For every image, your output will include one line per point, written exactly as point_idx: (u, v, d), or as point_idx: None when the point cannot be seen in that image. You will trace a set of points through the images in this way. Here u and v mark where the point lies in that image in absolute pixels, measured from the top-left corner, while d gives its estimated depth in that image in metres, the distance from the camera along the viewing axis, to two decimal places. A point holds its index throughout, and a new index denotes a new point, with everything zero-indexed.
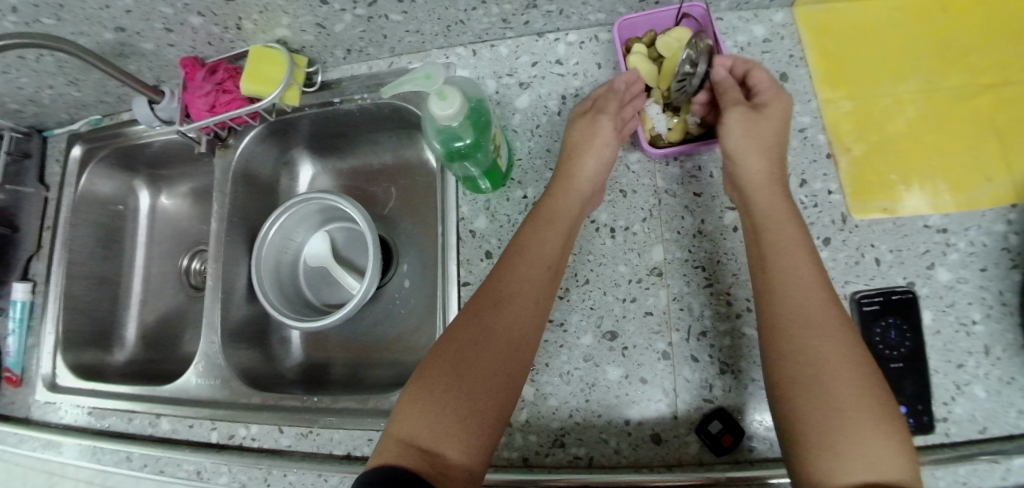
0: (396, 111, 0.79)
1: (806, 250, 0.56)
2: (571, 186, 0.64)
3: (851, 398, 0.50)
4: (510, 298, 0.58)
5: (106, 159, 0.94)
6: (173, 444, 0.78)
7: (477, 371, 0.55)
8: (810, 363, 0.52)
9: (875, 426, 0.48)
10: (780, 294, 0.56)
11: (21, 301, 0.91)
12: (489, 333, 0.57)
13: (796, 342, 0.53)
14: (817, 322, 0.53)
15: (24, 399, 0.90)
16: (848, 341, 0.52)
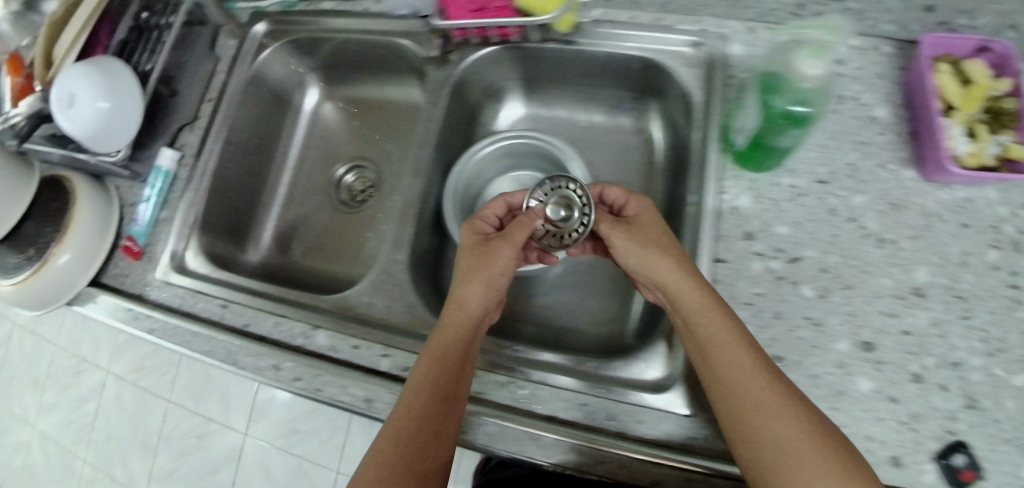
0: (644, 70, 0.73)
1: (703, 301, 0.55)
2: (461, 306, 0.61)
3: (790, 457, 0.49)
4: (412, 397, 0.56)
5: (292, 46, 0.86)
6: (328, 361, 0.69)
7: (403, 448, 0.54)
8: (752, 425, 0.50)
9: (842, 485, 0.46)
10: (693, 345, 0.55)
11: (166, 169, 0.82)
12: (414, 415, 0.55)
13: (729, 391, 0.52)
14: (740, 370, 0.52)
15: (144, 275, 0.82)
16: (780, 396, 0.51)
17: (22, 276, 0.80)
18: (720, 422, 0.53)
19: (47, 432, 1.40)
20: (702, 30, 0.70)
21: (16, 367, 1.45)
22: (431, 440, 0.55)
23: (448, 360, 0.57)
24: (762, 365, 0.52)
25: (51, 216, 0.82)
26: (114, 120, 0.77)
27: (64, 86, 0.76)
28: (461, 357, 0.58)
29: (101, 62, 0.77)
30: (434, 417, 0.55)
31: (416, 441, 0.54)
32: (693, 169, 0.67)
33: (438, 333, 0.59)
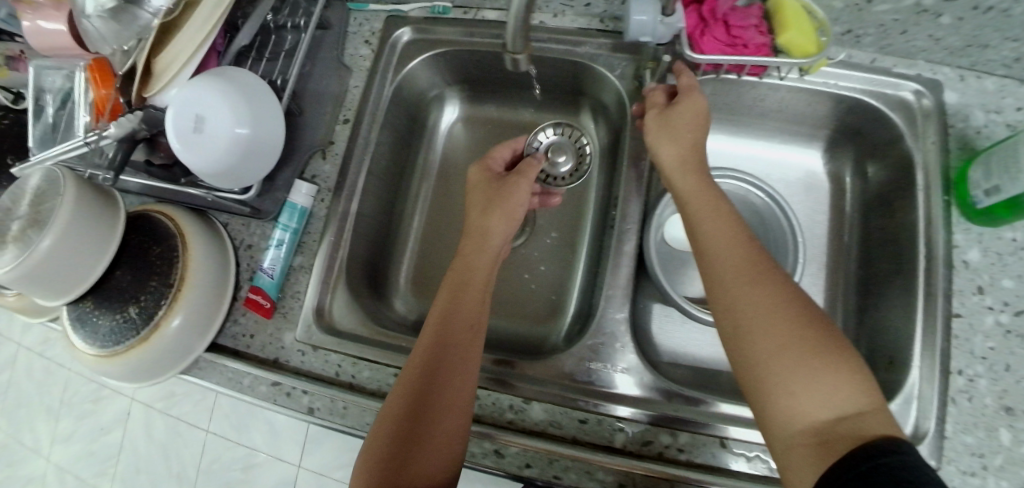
0: (849, 109, 0.71)
1: (722, 218, 0.54)
2: (480, 248, 0.62)
3: (773, 353, 0.46)
4: (428, 362, 0.56)
5: (441, 60, 0.75)
6: (554, 440, 0.60)
7: (433, 412, 0.54)
8: (733, 323, 0.49)
9: (835, 377, 0.45)
10: (702, 261, 0.53)
11: (300, 206, 0.68)
12: (439, 381, 0.55)
13: (723, 293, 0.50)
14: (729, 277, 0.51)
15: (278, 336, 0.68)
16: (774, 295, 0.49)
17: (127, 346, 0.64)
18: (721, 330, 0.50)
19: (62, 465, 1.25)
20: (918, 75, 0.68)
21: (31, 387, 1.30)
22: (412, 433, 0.53)
23: (464, 332, 0.58)
24: (751, 263, 0.51)
25: (154, 268, 0.66)
26: (255, 149, 0.63)
27: (186, 105, 0.60)
28: (471, 321, 0.58)
29: (233, 75, 0.62)
30: (409, 408, 0.54)
31: (442, 436, 0.53)
32: (912, 217, 0.66)
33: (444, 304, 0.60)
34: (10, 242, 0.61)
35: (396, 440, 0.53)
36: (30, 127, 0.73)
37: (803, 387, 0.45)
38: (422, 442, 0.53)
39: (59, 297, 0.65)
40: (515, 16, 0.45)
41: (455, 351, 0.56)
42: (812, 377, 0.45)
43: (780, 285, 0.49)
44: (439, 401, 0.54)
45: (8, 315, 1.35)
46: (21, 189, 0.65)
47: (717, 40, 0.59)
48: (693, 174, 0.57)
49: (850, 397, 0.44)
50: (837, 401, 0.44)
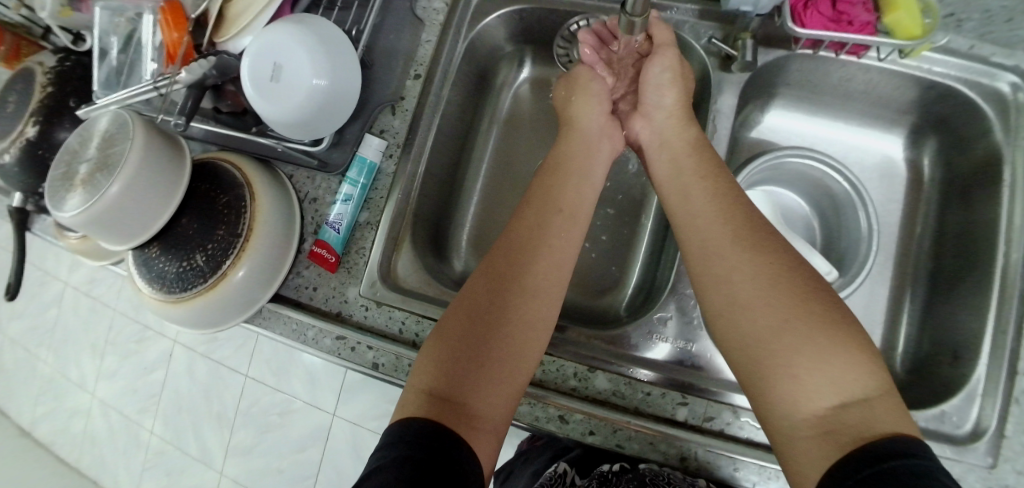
0: (938, 98, 0.68)
1: (714, 189, 0.56)
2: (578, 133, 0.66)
3: (774, 331, 0.48)
4: (500, 280, 0.55)
5: (516, 17, 0.73)
6: (618, 410, 0.60)
7: (493, 340, 0.52)
8: (732, 301, 0.51)
9: (843, 356, 0.45)
10: (693, 234, 0.55)
11: (370, 161, 0.68)
12: (501, 302, 0.54)
13: (719, 270, 0.52)
14: (726, 251, 0.52)
15: (342, 291, 0.68)
16: (777, 272, 0.50)
17: (196, 292, 0.65)
18: (718, 319, 0.52)
19: (108, 401, 1.32)
20: (1016, 65, 0.64)
21: (83, 319, 1.36)
22: (471, 366, 0.51)
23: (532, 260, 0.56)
24: (753, 243, 0.52)
25: (221, 217, 0.66)
26: (331, 101, 0.61)
27: (265, 55, 0.60)
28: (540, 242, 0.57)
29: (313, 24, 0.60)
30: (466, 333, 0.53)
31: (500, 381, 0.51)
32: (996, 213, 0.64)
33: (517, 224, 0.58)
34: (81, 185, 0.62)
35: (441, 379, 0.50)
36: (96, 69, 0.73)
37: (808, 369, 0.46)
38: (484, 387, 0.50)
39: (127, 243, 0.65)
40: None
41: (516, 273, 0.55)
42: (822, 363, 0.46)
43: (783, 263, 0.50)
44: (502, 347, 0.52)
45: (59, 252, 1.39)
46: (89, 130, 0.65)
47: (822, 14, 0.57)
48: (692, 156, 0.60)
49: (859, 382, 0.45)
50: (845, 384, 0.45)
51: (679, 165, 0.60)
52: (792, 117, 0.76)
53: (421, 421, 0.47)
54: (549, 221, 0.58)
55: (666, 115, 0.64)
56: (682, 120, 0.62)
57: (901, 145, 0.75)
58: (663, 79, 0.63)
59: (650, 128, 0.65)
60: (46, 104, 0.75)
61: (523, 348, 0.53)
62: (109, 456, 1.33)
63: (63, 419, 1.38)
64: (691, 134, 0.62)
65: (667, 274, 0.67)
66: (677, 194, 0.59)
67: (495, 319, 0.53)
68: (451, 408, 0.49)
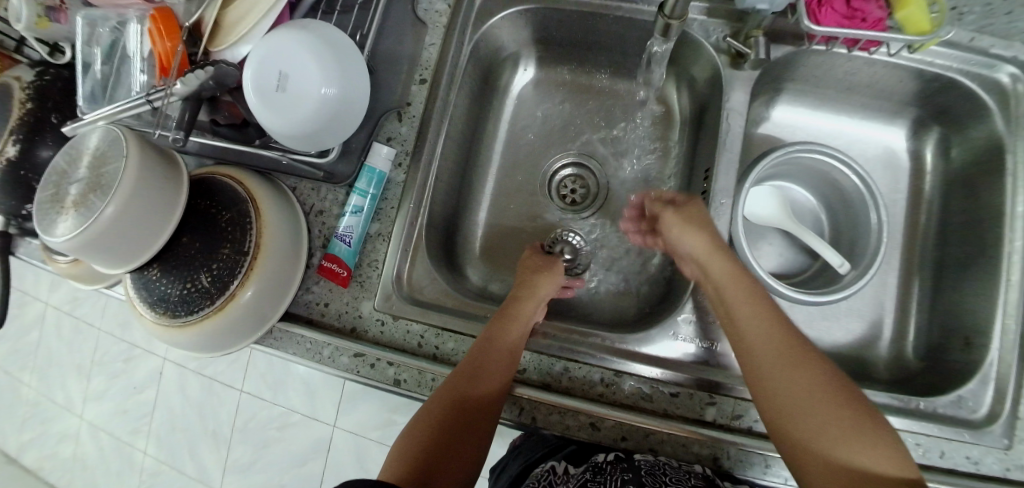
0: (941, 90, 0.68)
1: (751, 289, 0.56)
2: None
3: (815, 424, 0.48)
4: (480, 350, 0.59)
5: (520, 17, 0.71)
6: (647, 414, 0.59)
7: (467, 407, 0.55)
8: (774, 397, 0.51)
9: (876, 447, 0.47)
10: (733, 330, 0.55)
11: (380, 170, 0.66)
12: (476, 371, 0.57)
13: (763, 369, 0.52)
14: (767, 351, 0.53)
15: (356, 305, 0.66)
16: (811, 368, 0.51)
17: (202, 315, 0.62)
18: (750, 388, 0.53)
19: (97, 423, 1.27)
20: (1014, 57, 0.64)
21: (66, 340, 1.31)
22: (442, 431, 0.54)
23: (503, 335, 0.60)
24: (775, 317, 0.55)
25: (223, 235, 0.63)
26: (340, 110, 0.60)
27: (271, 65, 0.57)
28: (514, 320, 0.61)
29: (317, 30, 0.59)
30: (444, 401, 0.56)
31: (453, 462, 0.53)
32: (999, 201, 0.65)
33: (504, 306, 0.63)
34: (72, 207, 0.58)
35: (422, 441, 0.54)
36: (79, 83, 0.70)
37: (849, 457, 0.47)
38: (440, 469, 0.52)
39: (124, 266, 0.62)
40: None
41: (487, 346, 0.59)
42: (844, 432, 0.47)
43: (816, 361, 0.51)
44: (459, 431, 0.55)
45: (37, 271, 1.33)
46: (77, 149, 0.61)
47: (835, 11, 0.59)
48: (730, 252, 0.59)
49: (893, 467, 0.46)
50: (880, 471, 0.46)
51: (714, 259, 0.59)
52: (798, 111, 0.76)
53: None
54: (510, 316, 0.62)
55: (693, 245, 0.60)
56: (713, 248, 0.58)
57: (904, 136, 0.75)
58: (675, 228, 0.61)
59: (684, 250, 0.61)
60: (25, 120, 0.73)
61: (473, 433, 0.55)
62: (101, 480, 1.28)
63: (49, 444, 1.33)
64: (725, 262, 0.58)
65: (686, 275, 0.66)
66: (712, 289, 0.58)
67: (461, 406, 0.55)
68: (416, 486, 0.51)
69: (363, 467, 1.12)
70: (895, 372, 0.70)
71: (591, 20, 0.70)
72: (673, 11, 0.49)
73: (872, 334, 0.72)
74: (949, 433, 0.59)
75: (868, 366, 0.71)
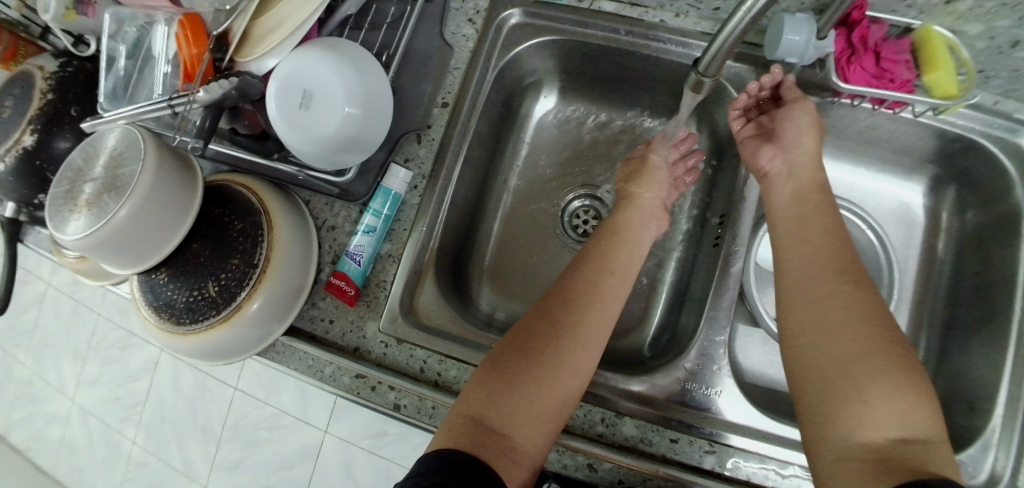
0: (962, 152, 0.68)
1: (824, 227, 0.57)
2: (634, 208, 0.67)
3: (850, 359, 0.50)
4: (581, 304, 0.59)
5: (546, 47, 0.72)
6: (646, 458, 0.59)
7: (548, 369, 0.55)
8: (818, 322, 0.52)
9: (912, 399, 0.47)
10: (794, 257, 0.57)
11: (395, 192, 0.66)
12: (568, 329, 0.57)
13: (816, 295, 0.54)
14: (825, 279, 0.54)
15: (361, 325, 0.66)
16: (867, 307, 0.52)
17: (207, 325, 0.62)
18: (794, 332, 0.54)
19: (88, 409, 1.26)
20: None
21: (65, 321, 1.30)
22: (526, 385, 0.54)
23: (594, 296, 0.59)
24: (839, 266, 0.55)
25: (234, 245, 0.63)
26: (364, 129, 0.60)
27: (298, 80, 0.58)
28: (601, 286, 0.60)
29: (345, 49, 0.60)
30: (532, 353, 0.56)
31: (534, 407, 0.53)
32: (1013, 266, 0.64)
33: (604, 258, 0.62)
34: (85, 207, 0.58)
35: (488, 403, 0.54)
36: (101, 79, 0.70)
37: (878, 395, 0.48)
38: (526, 414, 0.53)
39: (134, 268, 0.62)
40: (730, 40, 0.44)
41: (569, 305, 0.58)
42: (890, 390, 0.48)
43: (873, 301, 0.52)
44: (534, 380, 0.54)
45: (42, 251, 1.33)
46: (94, 148, 0.61)
47: (865, 70, 0.59)
48: (816, 193, 0.60)
49: (922, 423, 0.47)
50: (907, 421, 0.47)
51: (794, 199, 0.60)
52: (818, 161, 0.77)
53: (452, 450, 0.50)
54: (613, 255, 0.63)
55: (802, 153, 0.62)
56: (816, 163, 0.62)
57: (921, 194, 0.75)
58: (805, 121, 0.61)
59: (782, 158, 0.62)
60: (44, 110, 0.73)
61: (556, 380, 0.55)
62: (87, 466, 1.27)
63: (38, 425, 1.32)
64: (820, 177, 0.61)
65: (695, 319, 0.66)
66: (783, 218, 0.60)
67: (540, 350, 0.56)
68: (483, 434, 0.52)
69: (350, 475, 1.10)
70: None
71: (617, 56, 0.70)
72: (708, 69, 0.49)
73: None
74: None
75: None
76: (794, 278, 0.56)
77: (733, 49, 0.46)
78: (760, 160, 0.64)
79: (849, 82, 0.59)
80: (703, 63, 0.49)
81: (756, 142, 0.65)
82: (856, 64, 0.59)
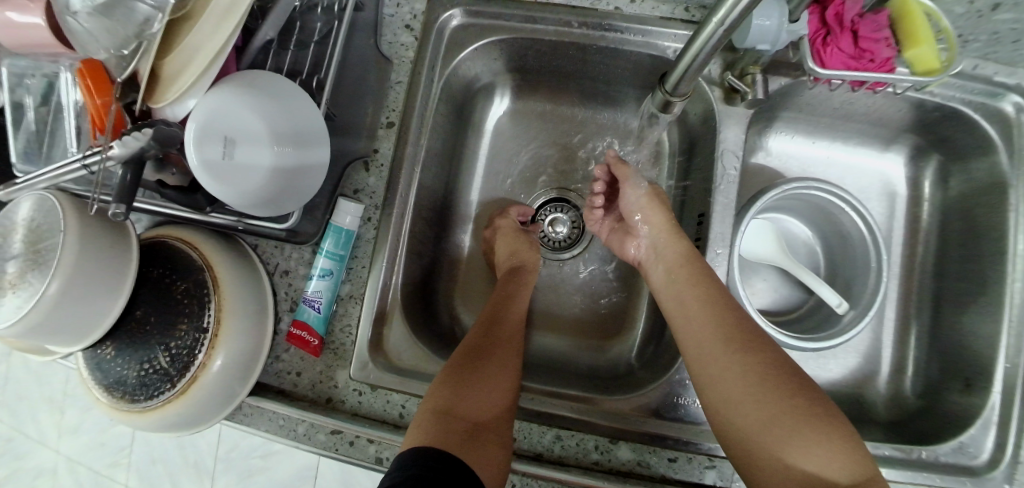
0: (943, 121, 0.64)
1: (703, 294, 0.56)
2: (522, 247, 0.69)
3: (762, 426, 0.49)
4: (509, 311, 0.63)
5: (494, 46, 0.66)
6: (645, 481, 0.56)
7: (492, 364, 0.57)
8: (726, 397, 0.51)
9: (828, 449, 0.47)
10: (688, 330, 0.55)
11: (347, 229, 0.62)
12: (498, 330, 0.61)
13: (714, 369, 0.52)
14: (717, 352, 0.53)
15: (331, 375, 0.62)
16: (765, 370, 0.51)
17: (164, 400, 0.57)
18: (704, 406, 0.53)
19: (74, 457, 1.22)
20: (1019, 84, 0.59)
21: (34, 372, 1.24)
22: (474, 376, 0.55)
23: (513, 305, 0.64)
24: (728, 327, 0.54)
25: (180, 307, 0.58)
26: (298, 176, 0.56)
27: (212, 126, 0.52)
28: (522, 294, 0.66)
29: (266, 84, 0.54)
30: (474, 352, 0.58)
31: (491, 396, 0.54)
32: (1002, 234, 0.61)
33: (518, 274, 0.67)
34: (9, 289, 0.52)
35: (449, 399, 0.53)
36: (11, 138, 0.63)
37: (797, 455, 0.47)
38: (482, 408, 0.53)
39: (76, 345, 0.56)
40: (701, 55, 0.40)
41: (495, 315, 0.63)
42: (803, 448, 0.47)
43: (772, 362, 0.51)
44: (491, 371, 0.56)
45: None
46: (10, 221, 0.55)
47: (842, 51, 0.54)
48: (683, 263, 0.59)
49: (847, 468, 0.46)
50: (831, 470, 0.46)
51: (671, 271, 0.60)
52: (797, 141, 0.72)
53: (420, 452, 0.48)
54: (521, 289, 0.66)
55: (658, 233, 0.63)
56: (674, 233, 0.62)
57: (902, 165, 0.72)
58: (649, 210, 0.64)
59: (644, 245, 0.64)
60: None
61: (503, 376, 0.57)
62: None
63: (26, 479, 1.28)
64: (684, 241, 0.60)
65: None
66: (668, 292, 0.59)
67: (489, 342, 0.59)
68: (451, 426, 0.51)
69: None
70: (895, 408, 0.68)
71: (571, 50, 0.65)
72: (676, 89, 0.45)
73: (868, 369, 0.70)
74: (951, 483, 0.57)
75: (865, 403, 0.69)
76: (689, 352, 0.55)
77: (703, 64, 0.42)
78: (629, 251, 0.67)
79: (829, 69, 0.54)
80: (671, 82, 0.44)
81: (620, 235, 0.68)
82: (835, 46, 0.54)
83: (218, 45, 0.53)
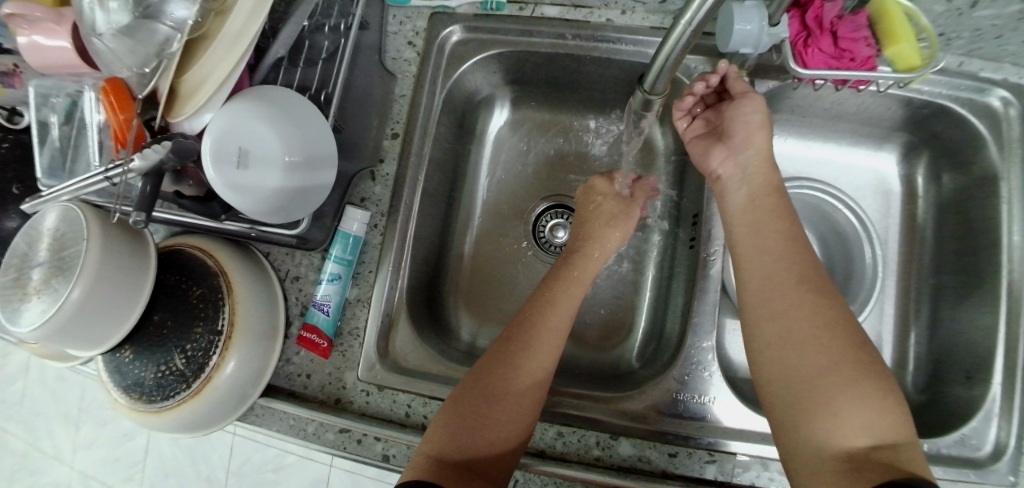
0: (931, 118, 0.66)
1: (783, 234, 0.55)
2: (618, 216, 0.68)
3: (820, 373, 0.49)
4: (537, 331, 0.59)
5: (493, 59, 0.69)
6: (646, 476, 0.58)
7: (502, 398, 0.55)
8: (785, 334, 0.51)
9: (879, 405, 0.48)
10: (758, 265, 0.55)
11: (355, 235, 0.64)
12: (518, 356, 0.57)
13: (783, 306, 0.52)
14: (789, 287, 0.53)
15: (339, 376, 0.64)
16: (832, 321, 0.51)
17: (178, 401, 0.59)
18: (758, 341, 0.53)
19: (89, 472, 1.24)
20: (1003, 80, 0.61)
21: (51, 388, 1.27)
22: (479, 415, 0.54)
23: (543, 320, 0.60)
24: (804, 269, 0.54)
25: (196, 313, 0.61)
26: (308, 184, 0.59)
27: (227, 137, 0.54)
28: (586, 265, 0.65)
29: (274, 98, 0.57)
30: (485, 383, 0.56)
31: (493, 434, 0.54)
32: (995, 226, 0.62)
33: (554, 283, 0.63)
34: (35, 293, 0.55)
35: (447, 444, 0.53)
36: (37, 154, 0.67)
37: (848, 408, 0.48)
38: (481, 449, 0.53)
39: (94, 348, 0.59)
40: (674, 54, 0.42)
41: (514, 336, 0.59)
42: (856, 399, 0.48)
43: (841, 314, 0.52)
44: (500, 407, 0.55)
45: None
46: (37, 230, 0.58)
47: (823, 51, 0.57)
48: (770, 194, 0.58)
49: (892, 428, 0.48)
50: (878, 428, 0.47)
51: (751, 200, 0.58)
52: (789, 142, 0.74)
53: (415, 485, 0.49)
54: (567, 284, 0.63)
55: (753, 153, 0.59)
56: (771, 166, 0.58)
57: (894, 163, 0.73)
58: (751, 125, 0.58)
59: (732, 161, 0.59)
60: None
61: (517, 412, 0.55)
62: None
63: None
64: (775, 177, 0.58)
65: (680, 324, 0.64)
66: (743, 221, 0.57)
67: (505, 368, 0.57)
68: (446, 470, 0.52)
69: None
70: None
71: (566, 60, 0.68)
72: (654, 88, 0.47)
73: None
74: (954, 474, 0.57)
75: None
76: (756, 286, 0.55)
77: (677, 61, 0.44)
78: (712, 162, 0.61)
79: (811, 68, 0.56)
80: (648, 81, 0.47)
81: (707, 139, 0.62)
82: (816, 46, 0.57)
83: (231, 61, 0.56)
